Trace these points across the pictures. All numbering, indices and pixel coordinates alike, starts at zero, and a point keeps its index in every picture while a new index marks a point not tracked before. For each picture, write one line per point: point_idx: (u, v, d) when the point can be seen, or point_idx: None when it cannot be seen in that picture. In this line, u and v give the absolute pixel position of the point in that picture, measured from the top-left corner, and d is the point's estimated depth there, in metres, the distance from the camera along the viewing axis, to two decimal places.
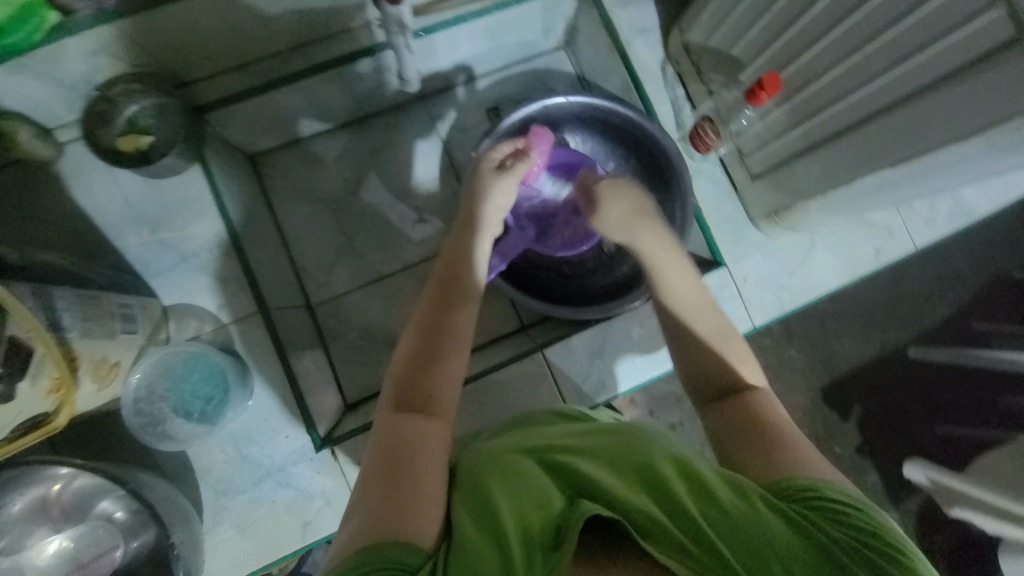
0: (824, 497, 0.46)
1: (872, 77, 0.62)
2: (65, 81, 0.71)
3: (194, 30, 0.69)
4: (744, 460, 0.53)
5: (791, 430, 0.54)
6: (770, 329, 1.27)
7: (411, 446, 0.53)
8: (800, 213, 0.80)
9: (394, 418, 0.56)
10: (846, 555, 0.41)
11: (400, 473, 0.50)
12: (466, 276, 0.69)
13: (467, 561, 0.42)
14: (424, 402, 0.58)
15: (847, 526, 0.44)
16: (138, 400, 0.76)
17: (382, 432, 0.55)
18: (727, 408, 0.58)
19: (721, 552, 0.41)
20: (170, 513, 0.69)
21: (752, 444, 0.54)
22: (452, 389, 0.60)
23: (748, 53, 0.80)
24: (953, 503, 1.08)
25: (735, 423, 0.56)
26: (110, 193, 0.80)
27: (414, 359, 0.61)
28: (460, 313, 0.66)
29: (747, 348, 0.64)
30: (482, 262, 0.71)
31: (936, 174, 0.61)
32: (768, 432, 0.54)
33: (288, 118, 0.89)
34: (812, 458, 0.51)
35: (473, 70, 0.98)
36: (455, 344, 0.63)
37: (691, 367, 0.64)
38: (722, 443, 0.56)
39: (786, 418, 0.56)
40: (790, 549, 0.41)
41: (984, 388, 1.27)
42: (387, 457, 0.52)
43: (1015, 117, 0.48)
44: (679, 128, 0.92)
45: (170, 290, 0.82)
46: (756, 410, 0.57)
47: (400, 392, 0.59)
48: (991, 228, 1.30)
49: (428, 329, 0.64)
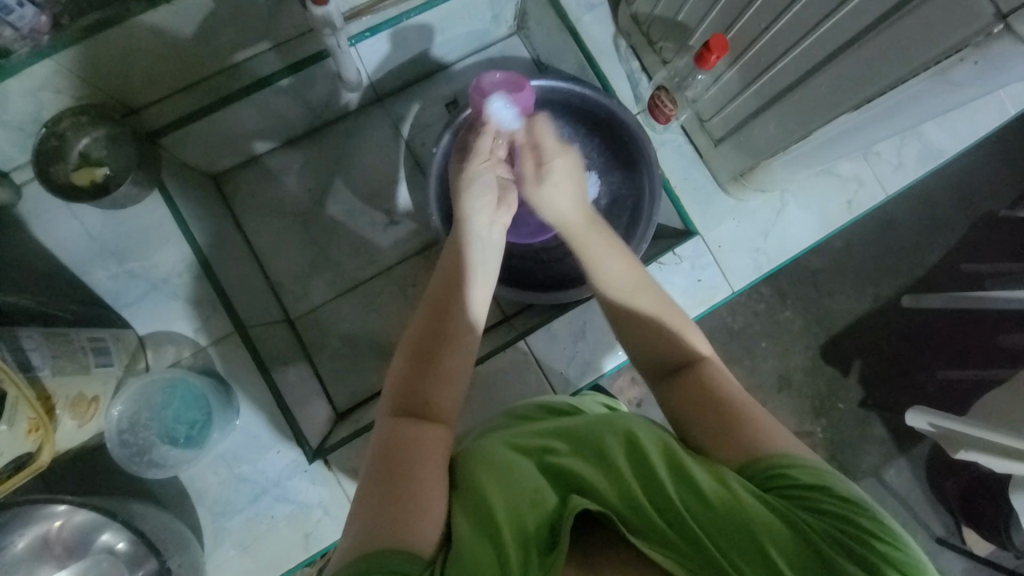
0: (802, 487, 0.44)
1: (813, 26, 0.60)
2: (12, 122, 0.70)
3: (129, 58, 0.67)
4: (707, 441, 0.51)
5: (746, 404, 0.53)
6: (761, 293, 1.27)
7: (411, 451, 0.49)
8: (764, 173, 0.80)
9: (392, 423, 0.51)
10: (828, 545, 0.41)
11: (401, 475, 0.46)
12: (459, 266, 0.65)
13: (464, 570, 0.40)
14: (424, 406, 0.54)
15: (828, 515, 0.42)
16: (122, 431, 0.77)
17: (380, 435, 0.51)
18: (676, 392, 0.56)
19: (705, 544, 0.41)
20: (166, 540, 0.69)
21: (712, 424, 0.51)
22: (454, 391, 0.57)
23: (694, 17, 0.79)
24: (956, 446, 1.08)
25: (689, 399, 0.54)
26: (72, 230, 0.81)
27: (412, 362, 0.57)
28: (458, 309, 0.61)
29: (690, 321, 0.62)
30: (475, 254, 0.67)
31: (891, 117, 0.60)
32: (721, 404, 0.52)
33: (242, 134, 0.88)
34: (770, 433, 0.50)
35: (428, 65, 0.97)
36: (455, 344, 0.59)
37: (639, 355, 0.61)
38: (681, 418, 0.54)
39: (743, 393, 0.54)
40: (774, 537, 0.41)
41: (980, 329, 1.26)
42: (385, 463, 0.48)
43: (958, 51, 0.47)
44: (638, 101, 0.93)
45: (144, 319, 0.83)
46: (709, 385, 0.55)
47: (399, 396, 0.55)
48: (971, 168, 1.30)
49: (427, 329, 0.59)
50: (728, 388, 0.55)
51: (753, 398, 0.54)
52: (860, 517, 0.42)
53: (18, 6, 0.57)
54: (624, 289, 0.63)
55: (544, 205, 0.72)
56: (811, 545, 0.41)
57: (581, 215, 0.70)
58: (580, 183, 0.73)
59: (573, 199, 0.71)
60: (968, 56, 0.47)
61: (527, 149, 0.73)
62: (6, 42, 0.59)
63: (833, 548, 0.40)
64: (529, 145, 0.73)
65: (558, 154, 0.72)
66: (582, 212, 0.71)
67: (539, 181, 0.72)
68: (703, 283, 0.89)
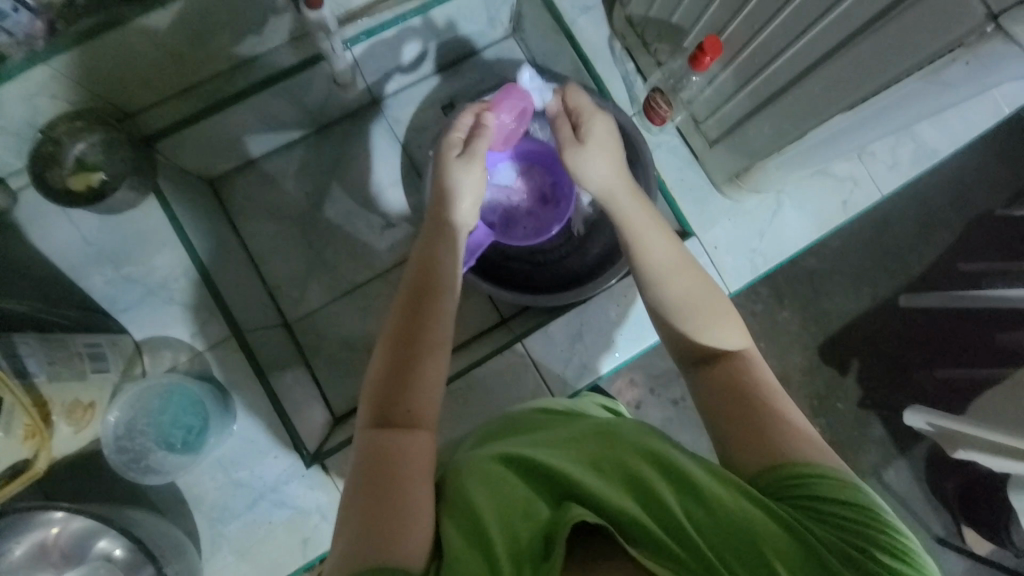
0: (815, 499, 0.45)
1: (807, 27, 0.61)
2: (8, 128, 0.70)
3: (123, 62, 0.67)
4: (730, 449, 0.51)
5: (783, 407, 0.52)
6: (759, 294, 1.27)
7: (393, 461, 0.49)
8: (760, 173, 0.81)
9: (373, 435, 0.51)
10: (833, 557, 0.40)
11: (384, 488, 0.46)
12: (438, 270, 0.64)
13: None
14: (404, 413, 0.53)
15: (834, 527, 0.43)
16: (118, 437, 0.77)
17: (361, 449, 0.51)
18: (709, 380, 0.56)
19: (705, 554, 0.40)
20: (163, 546, 0.69)
21: (745, 416, 0.52)
22: (433, 395, 0.56)
23: (689, 19, 0.79)
24: (953, 445, 1.08)
25: (721, 392, 0.55)
26: (68, 235, 0.81)
27: (389, 370, 0.56)
28: (434, 313, 0.60)
29: (729, 308, 0.61)
30: (453, 258, 0.66)
31: (885, 116, 0.61)
32: (756, 402, 0.53)
33: (236, 138, 0.88)
34: (801, 438, 0.50)
35: (424, 68, 0.97)
36: (430, 349, 0.58)
37: (672, 341, 0.61)
38: (715, 411, 0.54)
39: (773, 386, 0.55)
40: (777, 548, 0.40)
41: (977, 328, 1.27)
42: (370, 478, 0.47)
43: (949, 52, 0.48)
44: (634, 102, 0.94)
45: (140, 323, 0.83)
46: (739, 379, 0.55)
47: (377, 405, 0.54)
48: (967, 168, 1.30)
49: (401, 334, 0.59)
50: (761, 383, 0.55)
51: (784, 392, 0.54)
52: (867, 529, 0.43)
53: (13, 11, 0.58)
54: (668, 265, 0.62)
55: (587, 168, 0.69)
56: (816, 556, 0.40)
57: (620, 180, 0.68)
58: (618, 149, 0.70)
59: (611, 164, 0.69)
60: (960, 56, 0.47)
61: (563, 115, 0.73)
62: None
63: (839, 561, 0.40)
64: (567, 110, 0.73)
65: (596, 113, 0.71)
66: (621, 178, 0.69)
67: (578, 144, 0.70)
68: None
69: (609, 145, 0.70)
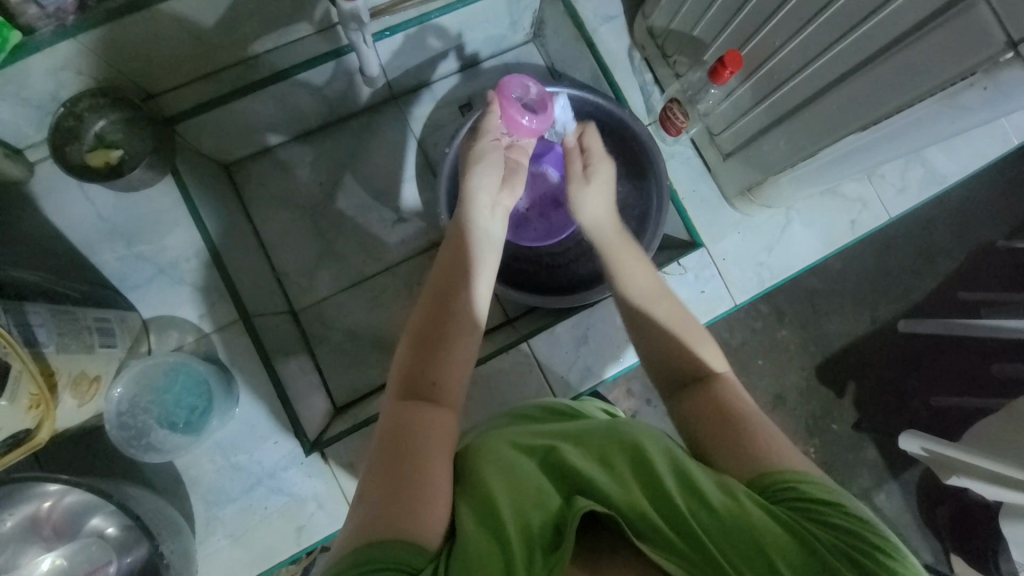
0: (813, 499, 0.45)
1: (827, 47, 0.62)
2: (32, 100, 0.71)
3: (153, 40, 0.67)
4: (719, 461, 0.51)
5: (756, 420, 0.53)
6: (760, 310, 1.27)
7: (416, 436, 0.49)
8: (771, 188, 0.82)
9: (399, 408, 0.52)
10: (834, 557, 0.41)
11: (405, 460, 0.47)
12: (469, 259, 0.65)
13: (468, 565, 0.40)
14: (429, 390, 0.54)
15: (840, 530, 0.43)
16: (122, 413, 0.77)
17: (385, 421, 0.51)
18: (682, 405, 0.56)
19: (710, 552, 0.40)
20: (159, 525, 0.68)
21: (722, 438, 0.52)
22: (458, 375, 0.57)
23: (710, 33, 0.80)
24: (948, 471, 1.08)
25: (698, 415, 0.54)
26: (82, 209, 0.81)
27: (415, 349, 0.57)
28: (463, 299, 0.62)
29: (705, 333, 0.62)
30: (482, 246, 0.68)
31: (898, 138, 0.62)
32: (734, 423, 0.52)
33: (253, 126, 0.89)
34: (782, 451, 0.50)
35: (445, 67, 0.99)
36: (458, 333, 0.59)
37: (650, 364, 0.62)
38: (693, 429, 0.54)
39: (750, 404, 0.55)
40: (779, 546, 0.41)
41: (975, 357, 1.28)
42: (392, 450, 0.48)
43: (966, 78, 0.49)
44: (650, 113, 0.95)
45: (148, 302, 0.83)
46: (716, 397, 0.55)
47: (404, 381, 0.55)
48: (972, 198, 1.32)
49: (432, 316, 0.60)
50: (738, 401, 0.55)
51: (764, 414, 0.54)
52: (867, 531, 0.43)
53: None
54: (649, 296, 0.65)
55: (581, 203, 0.75)
56: (816, 554, 0.41)
57: (612, 219, 0.74)
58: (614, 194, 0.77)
59: (606, 203, 0.75)
60: (977, 82, 0.48)
61: (575, 150, 0.78)
62: (31, 20, 0.60)
63: (840, 561, 0.41)
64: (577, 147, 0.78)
65: (603, 158, 0.78)
66: (613, 219, 0.74)
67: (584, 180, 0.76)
68: (707, 294, 0.90)
69: (609, 182, 0.76)
